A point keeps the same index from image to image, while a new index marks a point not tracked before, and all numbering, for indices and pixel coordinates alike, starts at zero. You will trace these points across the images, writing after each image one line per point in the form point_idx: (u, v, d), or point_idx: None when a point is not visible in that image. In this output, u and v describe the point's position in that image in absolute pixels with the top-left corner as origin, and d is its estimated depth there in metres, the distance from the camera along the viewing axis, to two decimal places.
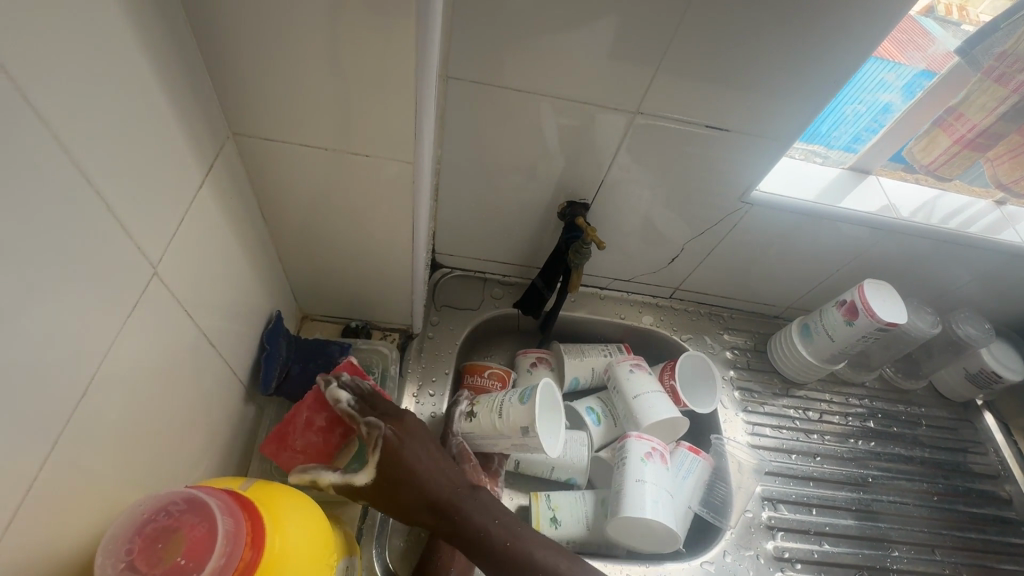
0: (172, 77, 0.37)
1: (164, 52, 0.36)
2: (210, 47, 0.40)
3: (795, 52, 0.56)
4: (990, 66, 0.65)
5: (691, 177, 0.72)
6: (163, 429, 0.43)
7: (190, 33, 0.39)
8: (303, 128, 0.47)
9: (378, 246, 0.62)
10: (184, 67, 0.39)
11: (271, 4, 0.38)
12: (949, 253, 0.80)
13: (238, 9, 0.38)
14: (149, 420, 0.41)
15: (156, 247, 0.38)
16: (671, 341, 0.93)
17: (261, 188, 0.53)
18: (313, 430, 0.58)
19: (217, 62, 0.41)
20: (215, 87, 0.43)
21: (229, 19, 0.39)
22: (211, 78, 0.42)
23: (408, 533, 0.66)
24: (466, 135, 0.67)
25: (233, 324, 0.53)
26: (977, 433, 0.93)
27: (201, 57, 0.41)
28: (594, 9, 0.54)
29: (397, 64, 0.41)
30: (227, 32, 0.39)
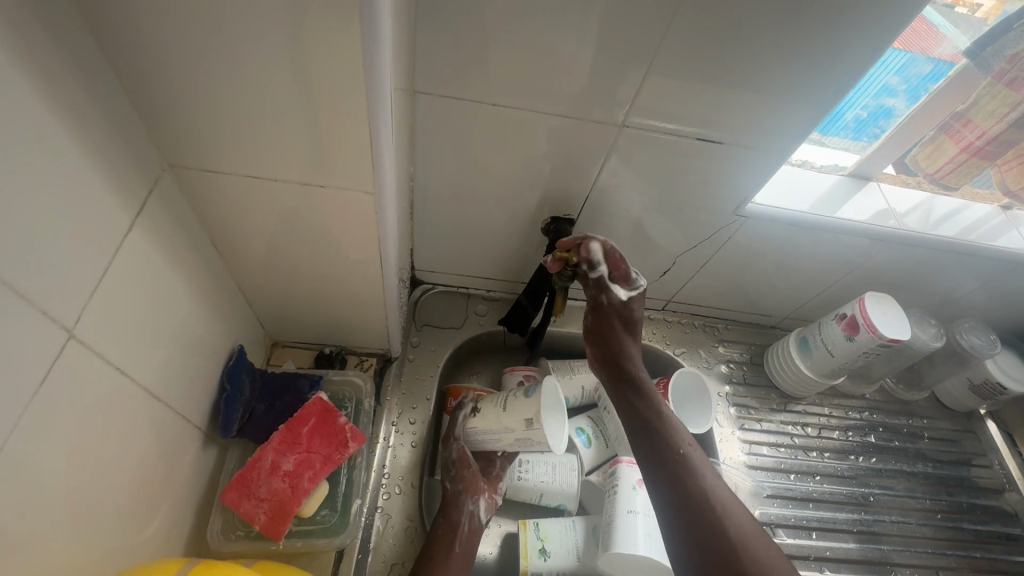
0: (79, 111, 0.33)
1: (67, 83, 0.31)
2: (131, 73, 0.36)
3: (789, 56, 0.52)
4: (1001, 70, 0.62)
5: (680, 189, 0.68)
6: (95, 494, 0.39)
7: (106, 58, 0.35)
8: (249, 155, 0.43)
9: (346, 272, 0.58)
10: (99, 98, 0.35)
11: (194, 22, 0.33)
12: (954, 262, 0.76)
13: (158, 30, 0.33)
14: (76, 488, 0.37)
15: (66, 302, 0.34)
16: (664, 356, 0.89)
17: (209, 219, 0.49)
18: (278, 474, 0.55)
19: (141, 88, 0.37)
20: (143, 115, 0.39)
21: (148, 39, 0.34)
22: (137, 105, 0.38)
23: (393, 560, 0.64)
24: (440, 148, 0.63)
25: (183, 366, 0.49)
26: (981, 444, 0.90)
27: (123, 83, 0.36)
28: (569, 16, 0.49)
29: (345, 87, 0.37)
30: (149, 55, 0.35)
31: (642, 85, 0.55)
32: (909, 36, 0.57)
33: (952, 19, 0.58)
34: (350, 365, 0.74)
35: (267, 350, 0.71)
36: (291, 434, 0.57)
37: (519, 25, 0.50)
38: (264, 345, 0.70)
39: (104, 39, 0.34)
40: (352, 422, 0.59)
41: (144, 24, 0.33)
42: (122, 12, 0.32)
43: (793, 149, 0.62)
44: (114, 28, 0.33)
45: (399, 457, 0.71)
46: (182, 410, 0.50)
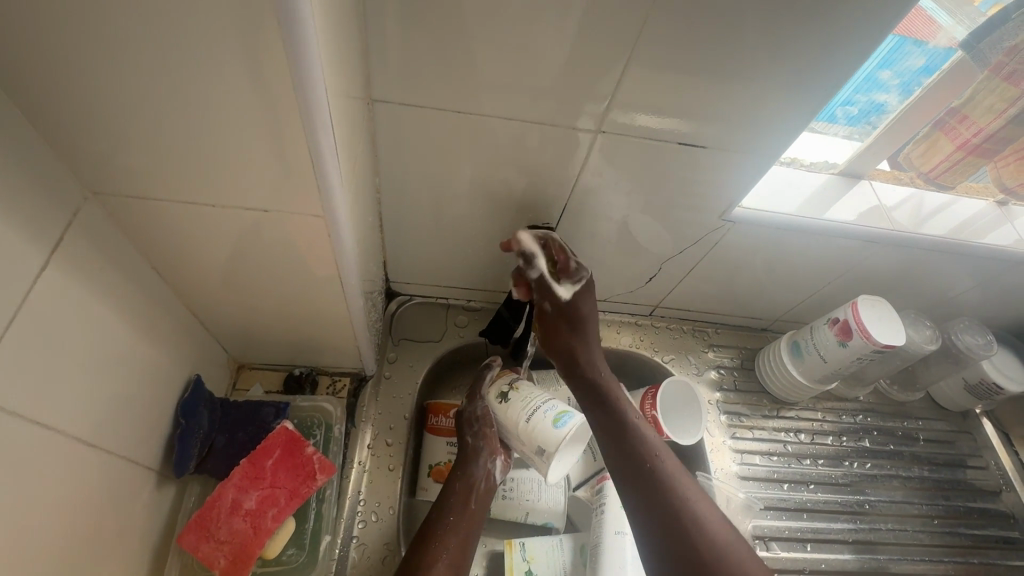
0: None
1: None
2: (35, 93, 0.32)
3: (767, 51, 0.49)
4: (1000, 62, 0.58)
5: (661, 194, 0.64)
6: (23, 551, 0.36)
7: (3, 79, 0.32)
8: (181, 178, 0.39)
9: (306, 292, 0.54)
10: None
11: (96, 34, 0.30)
12: (949, 261, 0.73)
13: (58, 46, 0.30)
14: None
15: None
16: (652, 363, 0.86)
17: (149, 245, 0.45)
18: (239, 513, 0.51)
19: (49, 110, 0.33)
20: (57, 139, 0.35)
21: (46, 56, 0.30)
22: (48, 129, 0.35)
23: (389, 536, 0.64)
24: (404, 157, 0.59)
25: (127, 402, 0.46)
26: (977, 444, 0.88)
27: (29, 106, 0.33)
28: (529, 15, 0.46)
29: (277, 101, 0.34)
30: (54, 74, 0.32)
31: (611, 86, 0.52)
32: (909, 23, 0.54)
33: (948, 7, 0.55)
34: (321, 386, 0.71)
35: (232, 374, 0.68)
36: (253, 468, 0.53)
37: (476, 25, 0.47)
38: (228, 369, 0.67)
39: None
40: (319, 452, 0.56)
41: (41, 40, 0.30)
42: (12, 27, 0.29)
43: (778, 150, 0.59)
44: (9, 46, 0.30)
45: (376, 481, 0.68)
46: (128, 449, 0.46)
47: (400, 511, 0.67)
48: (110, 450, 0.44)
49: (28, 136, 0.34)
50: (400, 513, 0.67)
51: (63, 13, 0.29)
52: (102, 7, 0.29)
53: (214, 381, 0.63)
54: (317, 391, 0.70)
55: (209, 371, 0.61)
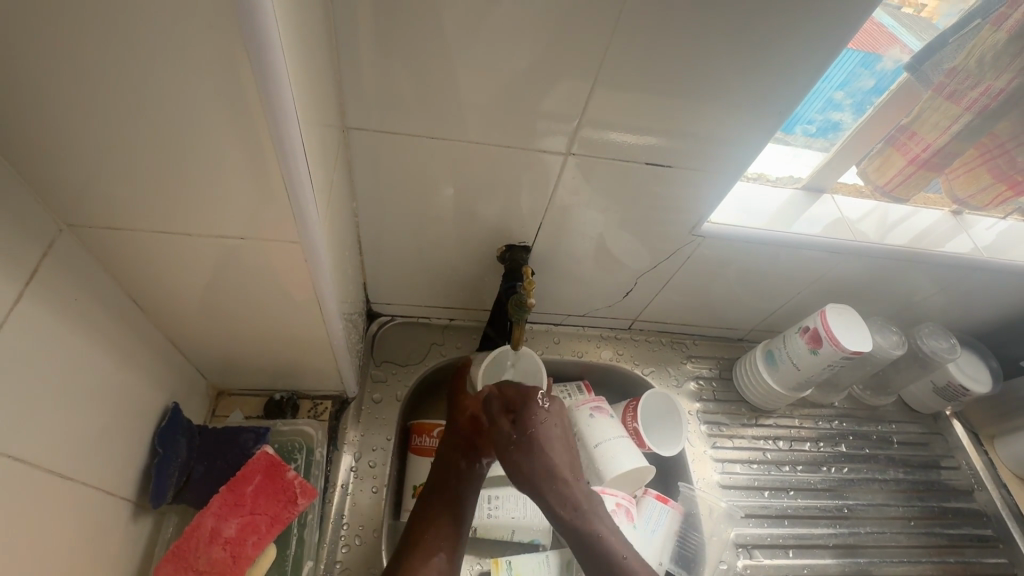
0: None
1: None
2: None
3: (717, 84, 0.53)
4: (941, 83, 0.62)
5: (635, 212, 0.67)
6: None
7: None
8: (156, 211, 0.41)
9: (285, 319, 0.55)
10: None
11: (72, 87, 0.32)
12: (912, 269, 0.76)
13: (24, 73, 0.31)
14: None
15: None
16: (632, 376, 0.88)
17: (122, 275, 0.46)
18: (218, 541, 0.52)
19: (10, 136, 0.34)
20: (21, 162, 0.35)
21: (20, 106, 0.32)
22: (11, 152, 0.35)
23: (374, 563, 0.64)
24: (379, 183, 0.61)
25: (107, 431, 0.46)
26: (948, 445, 0.91)
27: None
28: (495, 49, 0.49)
29: (250, 126, 0.35)
30: (21, 102, 0.32)
31: (577, 113, 0.55)
32: (864, 37, 0.56)
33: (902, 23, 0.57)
34: (303, 410, 0.71)
35: (211, 401, 0.68)
36: (233, 495, 0.54)
37: (448, 53, 0.49)
38: (207, 396, 0.67)
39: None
40: (300, 476, 0.56)
41: (7, 69, 0.30)
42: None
43: (738, 171, 0.62)
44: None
45: (359, 503, 0.67)
46: (102, 481, 0.46)
47: (384, 534, 0.66)
48: (83, 481, 0.44)
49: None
50: (384, 534, 0.66)
51: (28, 43, 0.29)
52: (83, 64, 0.31)
53: (191, 407, 0.62)
54: (299, 414, 0.70)
55: (186, 397, 0.61)
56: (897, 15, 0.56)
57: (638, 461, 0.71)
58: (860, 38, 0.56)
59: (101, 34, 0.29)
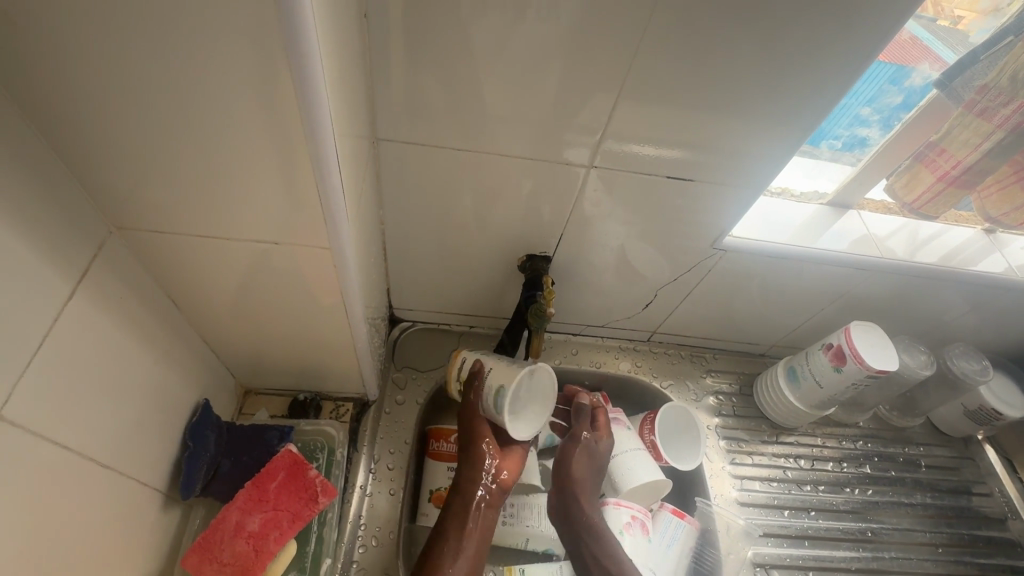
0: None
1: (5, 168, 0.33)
2: (56, 124, 0.35)
3: (740, 100, 0.53)
4: (972, 100, 0.61)
5: (655, 224, 0.67)
6: (47, 564, 0.38)
7: (26, 111, 0.34)
8: (196, 215, 0.43)
9: (312, 321, 0.57)
10: (16, 156, 0.33)
11: (128, 98, 0.34)
12: (942, 288, 0.75)
13: (87, 87, 0.33)
14: (28, 558, 0.37)
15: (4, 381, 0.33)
16: (650, 388, 0.87)
17: (163, 275, 0.48)
18: (242, 535, 0.53)
19: (71, 142, 0.36)
20: (77, 165, 0.38)
21: (81, 116, 0.35)
22: (69, 156, 0.37)
23: (390, 564, 0.65)
24: (406, 192, 0.63)
25: (142, 423, 0.48)
26: (979, 470, 0.88)
27: (51, 133, 0.36)
28: (522, 64, 0.51)
29: (287, 135, 0.37)
30: (82, 111, 0.34)
31: (600, 126, 0.56)
32: (896, 49, 0.55)
33: (940, 35, 0.57)
34: (325, 411, 0.73)
35: (239, 399, 0.70)
36: (258, 490, 0.55)
37: (476, 66, 0.51)
38: (235, 394, 0.69)
39: (20, 91, 0.33)
40: (322, 475, 0.58)
41: (70, 80, 0.33)
42: (47, 70, 0.32)
43: (761, 186, 0.62)
44: (36, 85, 0.33)
45: (376, 504, 0.69)
46: (136, 471, 0.48)
47: (400, 536, 0.67)
48: (119, 469, 0.46)
49: (53, 166, 0.37)
50: (399, 537, 0.67)
51: (92, 58, 0.32)
52: (139, 80, 0.33)
53: (220, 404, 0.65)
54: (321, 415, 0.72)
55: (216, 394, 0.63)
56: (932, 27, 0.56)
57: (654, 475, 0.70)
58: (890, 52, 0.55)
59: (158, 50, 0.32)
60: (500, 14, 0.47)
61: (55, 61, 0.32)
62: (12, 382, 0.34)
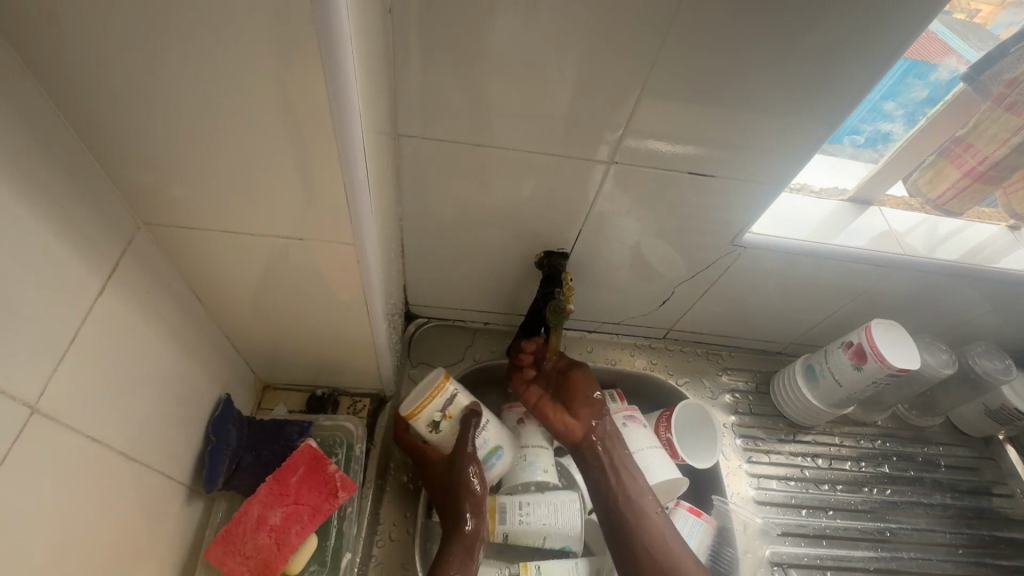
0: (27, 166, 0.32)
1: (39, 165, 0.33)
2: (88, 120, 0.35)
3: (765, 95, 0.52)
4: (1000, 94, 0.60)
5: (674, 221, 0.67)
6: (77, 558, 0.39)
7: (59, 108, 0.34)
8: (221, 212, 0.43)
9: (332, 318, 0.57)
10: (50, 153, 0.34)
11: (159, 96, 0.34)
12: (965, 286, 0.74)
13: (118, 84, 0.33)
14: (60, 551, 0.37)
15: (37, 376, 0.34)
16: (666, 386, 0.87)
17: (188, 271, 0.49)
18: (264, 528, 0.54)
19: (101, 139, 0.37)
20: (107, 161, 0.38)
21: (112, 114, 0.35)
22: (99, 153, 0.38)
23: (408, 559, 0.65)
24: (424, 188, 0.63)
25: (167, 418, 0.49)
26: (1000, 471, 0.87)
27: (83, 131, 0.36)
28: (545, 60, 0.50)
29: (315, 132, 0.37)
30: (113, 108, 0.35)
31: (621, 122, 0.55)
32: (918, 47, 0.55)
33: (960, 30, 0.56)
34: (342, 407, 0.73)
35: (258, 394, 0.71)
36: (279, 485, 0.56)
37: (499, 62, 0.50)
38: (254, 389, 0.70)
39: (53, 88, 0.33)
40: (341, 470, 0.58)
41: (103, 77, 0.33)
42: (80, 67, 0.32)
43: (783, 183, 0.62)
44: (70, 82, 0.33)
45: (394, 499, 0.69)
46: (161, 465, 0.49)
47: (417, 531, 0.67)
48: (145, 464, 0.46)
49: (84, 162, 0.37)
50: (417, 533, 0.67)
51: (125, 55, 0.32)
52: (170, 77, 0.33)
53: (240, 399, 0.65)
54: (339, 410, 0.73)
55: (236, 389, 0.64)
56: (949, 21, 0.55)
57: (671, 473, 0.70)
58: (916, 48, 0.54)
59: (190, 47, 0.32)
60: (525, 9, 0.46)
61: (89, 58, 0.32)
62: (45, 377, 0.35)
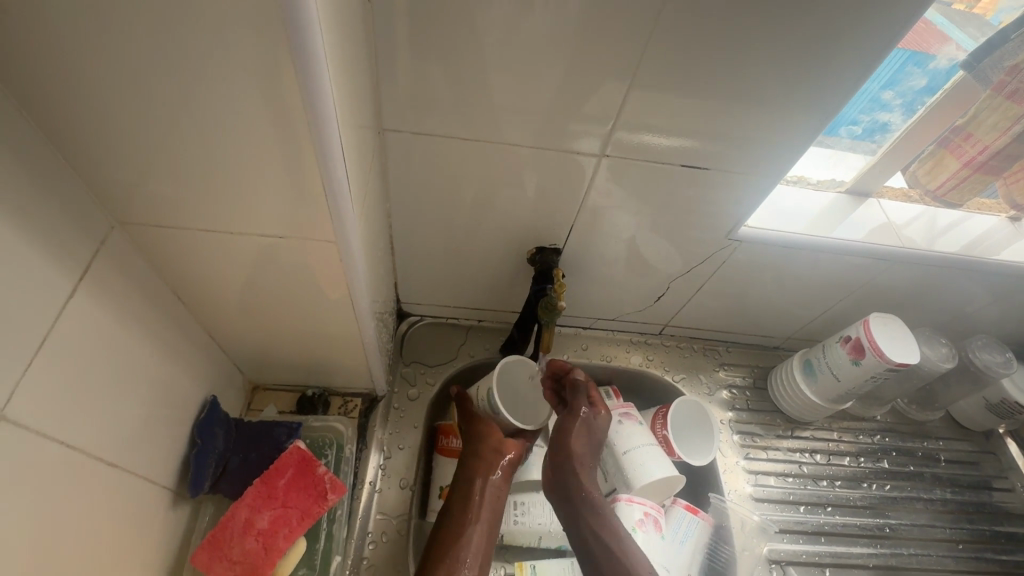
0: None
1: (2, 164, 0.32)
2: (53, 117, 0.34)
3: (759, 84, 0.51)
4: (1001, 81, 0.59)
5: (669, 215, 0.65)
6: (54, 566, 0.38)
7: (21, 104, 0.33)
8: (198, 210, 0.42)
9: (319, 317, 0.56)
10: (13, 151, 0.32)
11: (126, 90, 0.33)
12: (965, 279, 0.72)
13: (83, 78, 0.32)
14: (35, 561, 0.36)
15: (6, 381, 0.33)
16: (662, 382, 0.86)
17: (168, 271, 0.48)
18: (252, 533, 0.53)
19: (68, 136, 0.35)
20: (76, 159, 0.37)
21: (78, 110, 0.34)
22: (67, 152, 0.36)
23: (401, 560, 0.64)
24: (412, 184, 0.62)
25: (149, 422, 0.48)
26: (1001, 465, 0.86)
27: (48, 128, 0.34)
28: (532, 51, 0.49)
29: (290, 128, 0.36)
30: (78, 104, 0.33)
31: (612, 113, 0.54)
32: (914, 37, 0.53)
33: (959, 19, 0.55)
34: (333, 407, 0.72)
35: (247, 395, 0.70)
36: (266, 488, 0.55)
37: (485, 54, 0.49)
38: (243, 390, 0.69)
39: (13, 84, 0.32)
40: (330, 472, 0.57)
41: (66, 72, 0.32)
42: (41, 61, 0.31)
43: (778, 175, 0.60)
44: (31, 77, 0.32)
45: (386, 501, 0.68)
46: (143, 469, 0.48)
47: (410, 532, 0.66)
48: (126, 469, 0.45)
49: (52, 161, 0.36)
50: (411, 534, 0.66)
51: (87, 48, 0.31)
52: (136, 71, 0.32)
53: (228, 401, 0.64)
54: (329, 411, 0.72)
55: (223, 391, 0.63)
56: (948, 11, 0.54)
57: (667, 470, 0.69)
58: (913, 34, 0.53)
59: (154, 39, 0.30)
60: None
61: (50, 52, 0.31)
62: (15, 383, 0.34)
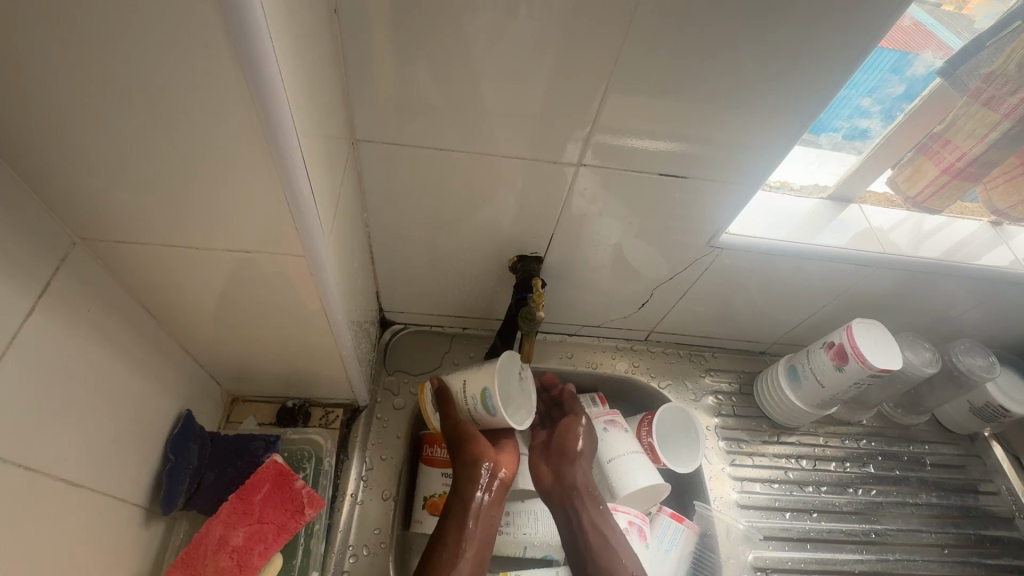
0: None
1: None
2: (5, 133, 0.33)
3: (734, 90, 0.51)
4: (977, 89, 0.59)
5: (650, 222, 0.65)
6: None
7: None
8: (162, 225, 0.41)
9: (295, 328, 0.56)
10: None
11: (78, 106, 0.32)
12: (947, 283, 0.72)
13: (33, 95, 0.31)
14: None
15: None
16: (648, 388, 0.86)
17: (135, 285, 0.47)
18: (226, 550, 0.52)
19: (22, 152, 0.34)
20: (31, 175, 0.36)
21: (30, 126, 0.33)
22: (22, 168, 0.35)
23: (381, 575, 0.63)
24: (390, 193, 0.61)
25: (118, 438, 0.47)
26: (986, 467, 0.86)
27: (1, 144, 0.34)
28: (504, 58, 0.48)
29: (252, 142, 0.35)
30: (29, 120, 0.33)
31: (588, 120, 0.54)
32: (898, 35, 0.53)
33: (944, 19, 0.54)
34: (314, 418, 0.71)
35: (226, 407, 0.69)
36: (242, 503, 0.55)
37: (458, 63, 0.49)
38: (221, 402, 0.68)
39: None
40: (308, 486, 0.57)
41: (15, 88, 0.31)
42: None
43: (758, 182, 0.60)
44: None
45: (367, 513, 0.67)
46: (112, 487, 0.47)
47: (392, 545, 0.66)
48: (93, 487, 0.44)
49: (6, 177, 0.35)
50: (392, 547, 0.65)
51: (35, 63, 0.30)
52: (88, 86, 0.31)
53: (205, 414, 0.63)
54: (310, 422, 0.71)
55: (199, 404, 0.62)
56: (935, 11, 0.53)
57: (653, 479, 0.69)
58: (893, 36, 0.52)
59: (105, 54, 0.30)
60: (481, 10, 0.45)
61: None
62: None
